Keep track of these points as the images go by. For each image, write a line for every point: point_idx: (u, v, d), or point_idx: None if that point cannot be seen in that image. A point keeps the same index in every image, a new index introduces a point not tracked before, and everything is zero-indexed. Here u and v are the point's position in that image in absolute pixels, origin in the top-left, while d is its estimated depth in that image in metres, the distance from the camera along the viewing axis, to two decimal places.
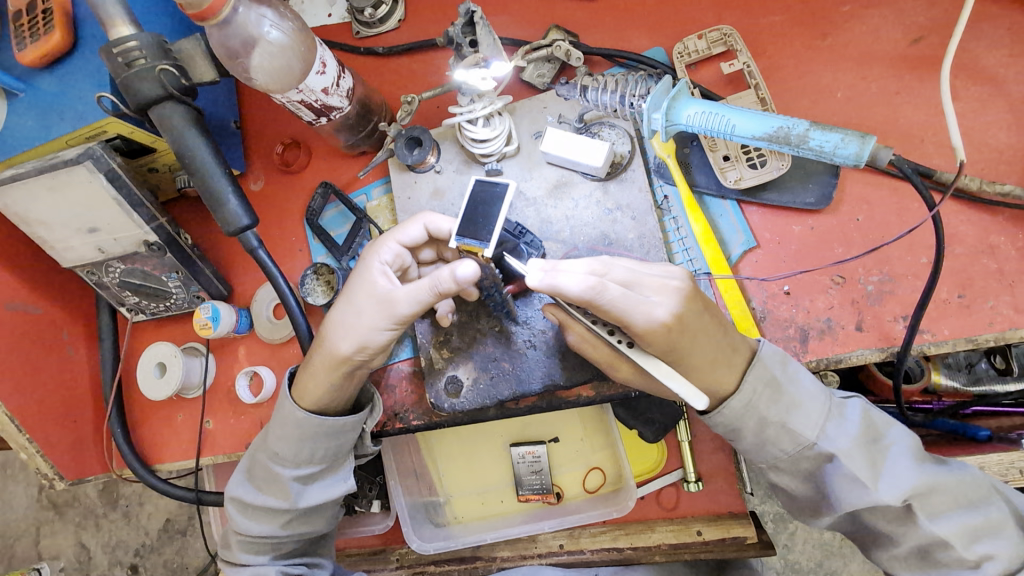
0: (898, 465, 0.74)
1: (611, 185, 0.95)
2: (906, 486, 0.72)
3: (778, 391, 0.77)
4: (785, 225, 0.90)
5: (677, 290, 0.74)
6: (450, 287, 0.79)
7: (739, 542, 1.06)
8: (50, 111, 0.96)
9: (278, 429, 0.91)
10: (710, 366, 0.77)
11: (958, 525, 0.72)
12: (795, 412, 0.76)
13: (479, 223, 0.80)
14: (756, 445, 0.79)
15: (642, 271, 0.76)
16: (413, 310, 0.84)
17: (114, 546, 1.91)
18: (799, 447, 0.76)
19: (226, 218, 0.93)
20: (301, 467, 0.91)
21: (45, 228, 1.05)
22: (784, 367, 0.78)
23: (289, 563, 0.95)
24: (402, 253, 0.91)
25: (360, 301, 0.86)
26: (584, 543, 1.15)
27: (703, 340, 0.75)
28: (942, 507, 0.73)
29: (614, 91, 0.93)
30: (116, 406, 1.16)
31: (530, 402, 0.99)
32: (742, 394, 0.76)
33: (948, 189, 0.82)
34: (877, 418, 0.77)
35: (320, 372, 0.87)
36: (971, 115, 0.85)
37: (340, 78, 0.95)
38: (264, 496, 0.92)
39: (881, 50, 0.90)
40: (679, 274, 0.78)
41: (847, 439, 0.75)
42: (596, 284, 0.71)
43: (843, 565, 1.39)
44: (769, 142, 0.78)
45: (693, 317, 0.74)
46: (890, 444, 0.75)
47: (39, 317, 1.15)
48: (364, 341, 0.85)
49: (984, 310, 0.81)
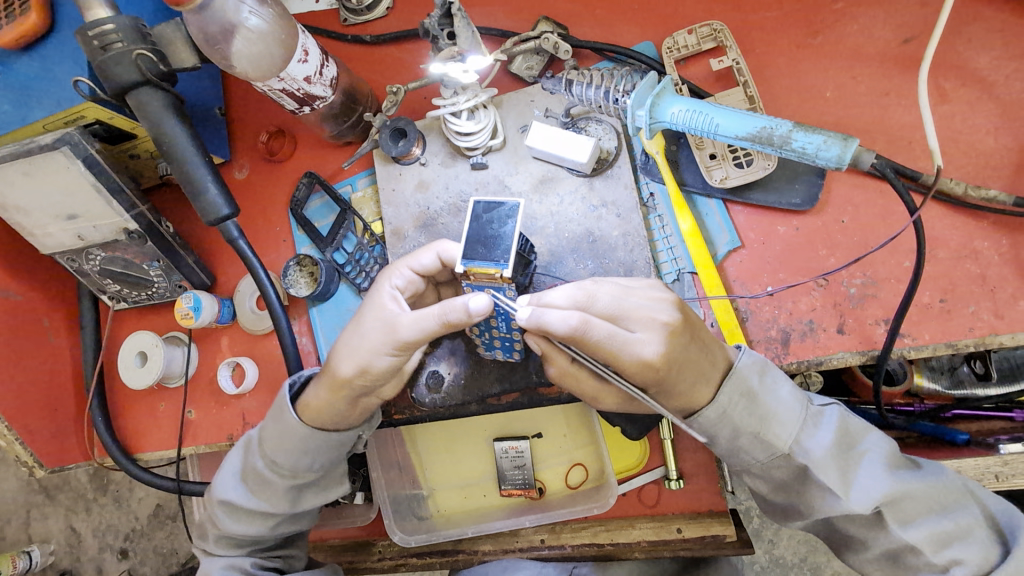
0: (871, 473, 0.73)
1: (597, 181, 0.94)
2: (877, 493, 0.72)
3: (753, 403, 0.76)
4: (770, 225, 0.89)
5: (664, 328, 0.72)
6: (460, 319, 0.74)
7: (718, 539, 1.07)
8: (25, 93, 0.93)
9: (270, 440, 0.89)
10: (691, 382, 0.75)
11: (927, 531, 0.73)
12: (769, 423, 0.76)
13: (489, 243, 0.73)
14: (729, 451, 0.79)
15: (626, 299, 0.74)
16: (415, 336, 0.78)
17: (105, 530, 1.92)
18: (772, 456, 0.76)
19: (204, 208, 0.92)
20: (297, 476, 0.90)
21: (22, 214, 1.03)
22: (761, 379, 0.77)
23: (264, 555, 0.96)
24: (415, 279, 0.87)
25: (366, 322, 0.83)
26: (565, 538, 1.15)
27: (689, 365, 0.74)
28: (914, 513, 0.73)
29: (599, 87, 0.91)
30: (97, 395, 1.15)
31: (511, 399, 0.99)
32: (717, 404, 0.76)
33: (931, 191, 0.81)
34: (853, 424, 0.77)
35: (323, 389, 0.85)
36: (959, 117, 0.85)
37: (323, 67, 0.94)
38: (253, 500, 0.91)
39: (871, 49, 0.89)
40: (668, 306, 0.74)
41: (821, 449, 0.74)
42: (579, 322, 0.70)
43: (826, 560, 1.42)
44: (752, 142, 0.77)
45: (680, 351, 0.73)
46: (865, 451, 0.75)
47: (19, 303, 1.14)
48: (365, 366, 0.82)
49: (964, 315, 0.81)
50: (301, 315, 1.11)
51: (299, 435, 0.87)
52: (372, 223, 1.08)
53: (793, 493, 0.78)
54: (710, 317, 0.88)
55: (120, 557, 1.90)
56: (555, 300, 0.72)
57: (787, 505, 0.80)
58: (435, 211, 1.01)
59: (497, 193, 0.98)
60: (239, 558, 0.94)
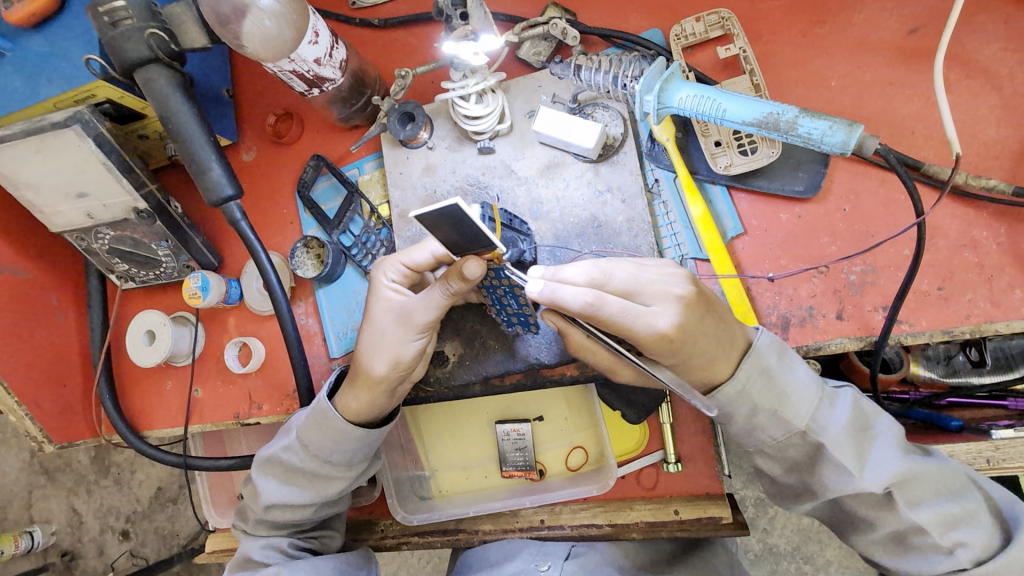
0: (884, 453, 0.76)
1: (602, 167, 0.96)
2: (889, 472, 0.74)
3: (771, 380, 0.77)
4: (773, 212, 0.91)
5: (679, 300, 0.73)
6: (460, 287, 0.77)
7: (715, 521, 1.09)
8: (37, 72, 0.94)
9: (312, 436, 0.91)
10: (711, 356, 0.76)
11: (934, 512, 0.75)
12: (787, 401, 0.77)
13: (471, 238, 0.68)
14: (745, 430, 0.80)
15: (642, 275, 0.75)
16: (431, 316, 0.83)
17: (106, 511, 1.94)
18: (787, 434, 0.78)
19: (209, 187, 0.93)
20: (335, 466, 0.93)
21: (33, 191, 1.04)
22: (779, 358, 0.78)
23: (301, 536, 1.00)
24: (410, 272, 0.87)
25: (380, 320, 0.87)
26: (564, 519, 1.17)
27: (707, 337, 0.75)
28: (922, 495, 0.75)
29: (608, 72, 0.91)
30: (105, 372, 1.17)
31: (515, 380, 1.01)
32: (736, 381, 0.77)
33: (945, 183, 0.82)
34: (866, 407, 0.79)
35: (362, 392, 0.88)
36: (963, 108, 0.86)
37: (333, 48, 0.94)
38: (292, 490, 0.94)
39: (877, 39, 0.90)
40: (682, 280, 0.75)
41: (836, 427, 0.76)
42: (594, 299, 0.70)
43: (817, 547, 1.46)
44: (759, 128, 0.78)
45: (696, 325, 0.73)
46: (877, 433, 0.77)
47: (29, 281, 1.15)
48: (396, 358, 0.86)
49: (961, 303, 0.82)
50: (307, 297, 1.12)
51: (344, 433, 0.90)
52: (379, 206, 1.09)
53: (806, 472, 0.80)
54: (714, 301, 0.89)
55: (122, 538, 1.93)
56: (571, 276, 0.73)
57: (799, 486, 0.81)
58: (442, 194, 1.02)
59: (503, 178, 0.99)
60: (279, 539, 0.97)
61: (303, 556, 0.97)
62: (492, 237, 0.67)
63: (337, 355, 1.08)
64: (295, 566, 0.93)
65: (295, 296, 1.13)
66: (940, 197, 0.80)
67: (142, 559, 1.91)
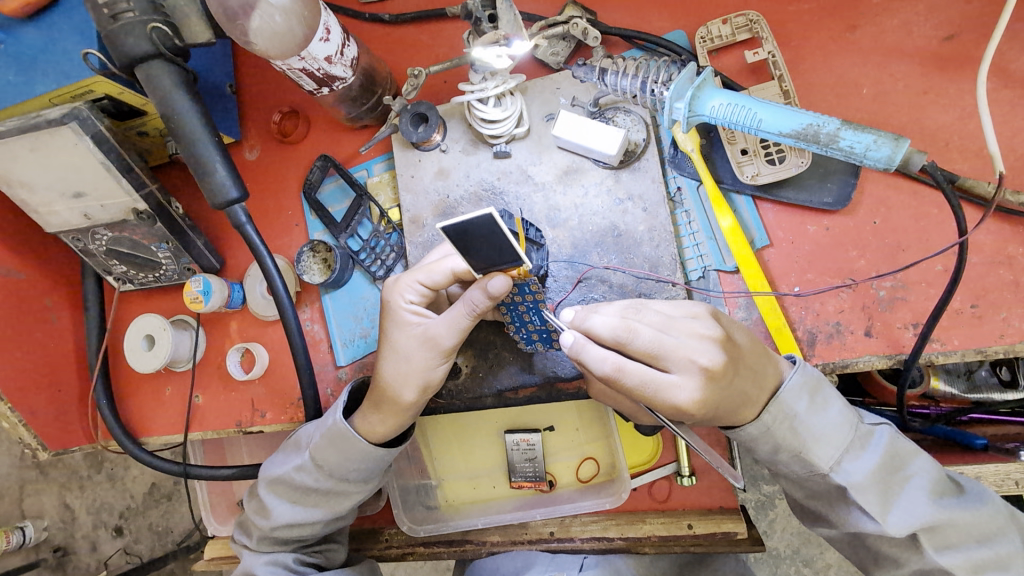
0: (912, 499, 0.74)
1: (624, 173, 0.92)
2: (916, 519, 0.73)
3: (796, 424, 0.74)
4: (800, 224, 0.88)
5: (703, 373, 0.68)
6: (484, 304, 0.75)
7: (728, 536, 1.06)
8: (31, 65, 0.89)
9: (328, 456, 0.88)
10: (732, 410, 0.72)
11: (964, 557, 0.73)
12: (814, 444, 0.74)
13: (499, 254, 0.68)
14: (768, 460, 0.79)
15: (668, 338, 0.70)
16: (455, 338, 0.81)
17: (99, 507, 1.90)
18: (810, 472, 0.76)
19: (214, 190, 0.89)
20: (351, 482, 0.90)
21: (27, 190, 1.00)
22: (810, 400, 0.75)
23: (306, 551, 0.97)
24: (428, 291, 0.84)
25: (402, 345, 0.84)
26: (575, 532, 1.14)
27: (733, 396, 0.71)
28: (952, 539, 0.74)
29: (635, 76, 0.87)
30: (101, 377, 1.13)
31: (529, 393, 0.98)
32: (761, 423, 0.74)
33: (989, 200, 0.79)
34: (903, 447, 0.76)
35: (387, 416, 0.86)
36: (998, 119, 0.83)
37: (344, 46, 0.90)
38: (303, 510, 0.91)
39: (911, 46, 0.87)
40: (711, 346, 0.69)
41: (862, 473, 0.74)
42: (614, 368, 0.68)
43: (819, 552, 1.45)
44: (796, 140, 0.75)
45: (719, 394, 0.69)
46: (911, 475, 0.75)
47: (22, 281, 1.11)
48: (426, 382, 0.84)
49: (995, 321, 0.80)
50: (313, 302, 1.09)
51: (364, 453, 0.87)
52: (389, 210, 1.05)
53: (826, 504, 0.78)
54: (742, 315, 0.88)
55: (115, 534, 1.89)
56: (602, 334, 0.70)
57: (817, 511, 0.80)
58: (455, 200, 0.99)
59: (519, 183, 0.96)
60: (284, 554, 0.94)
61: (308, 572, 0.94)
62: (522, 252, 0.66)
63: (344, 363, 1.05)
64: None
65: (300, 301, 1.09)
66: (985, 216, 0.76)
67: (136, 557, 1.88)
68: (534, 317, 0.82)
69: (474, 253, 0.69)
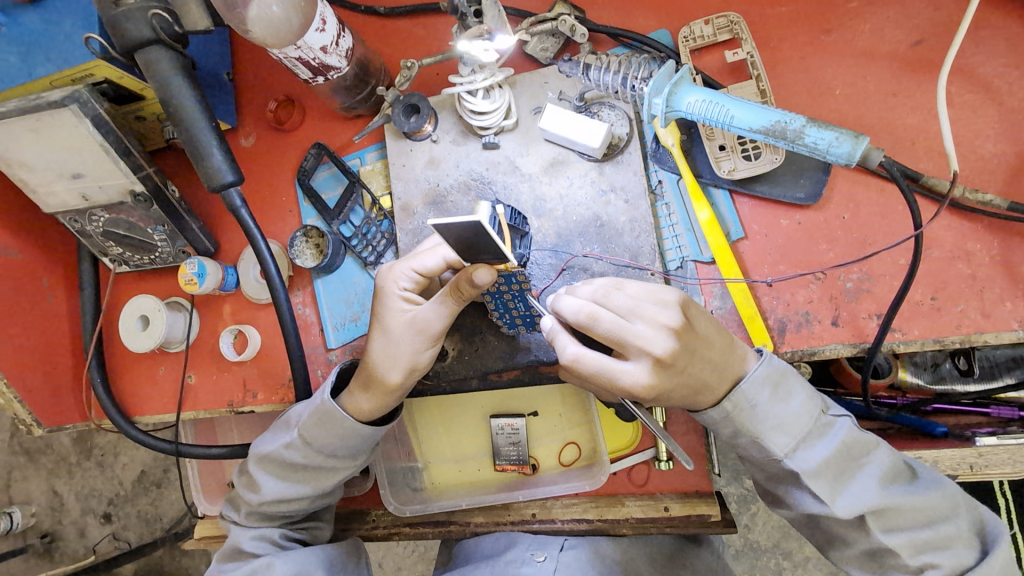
0: (864, 484, 0.78)
1: (607, 166, 0.96)
2: (864, 503, 0.76)
3: (756, 412, 0.78)
4: (773, 217, 0.92)
5: (655, 361, 0.72)
6: (468, 291, 0.79)
7: (703, 518, 1.10)
8: (33, 48, 0.92)
9: (316, 434, 0.91)
10: (690, 395, 0.76)
11: (908, 537, 0.77)
12: (772, 431, 0.78)
13: (484, 249, 0.71)
14: (730, 444, 0.84)
15: (630, 326, 0.73)
16: (442, 323, 0.85)
17: (88, 494, 1.92)
18: (766, 457, 0.80)
19: (210, 173, 0.91)
20: (338, 458, 0.94)
21: (27, 170, 1.02)
22: (773, 390, 0.78)
23: (292, 527, 1.00)
24: (418, 278, 0.87)
25: (390, 330, 0.87)
26: (556, 513, 1.17)
27: (689, 383, 0.75)
28: (899, 522, 0.78)
29: (616, 73, 0.93)
30: (96, 355, 1.15)
31: (513, 376, 1.01)
32: (721, 408, 0.78)
33: (945, 197, 0.84)
34: (862, 437, 0.80)
35: (368, 397, 0.89)
36: (962, 121, 0.87)
37: (339, 37, 0.93)
38: (291, 486, 0.94)
39: (882, 50, 0.91)
40: (667, 336, 0.72)
41: (815, 461, 0.78)
42: (573, 356, 0.73)
43: (797, 545, 1.50)
44: (765, 135, 0.79)
45: (675, 379, 0.73)
46: (866, 463, 0.79)
47: (19, 263, 1.13)
48: (412, 366, 0.87)
49: (953, 313, 0.84)
50: (305, 287, 1.12)
51: (352, 430, 0.90)
52: (381, 198, 1.08)
53: (783, 487, 0.82)
54: (717, 305, 0.92)
55: (104, 521, 1.92)
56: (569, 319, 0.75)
57: (775, 493, 0.85)
58: (445, 188, 1.02)
59: (507, 173, 0.99)
60: (270, 530, 0.97)
61: (294, 547, 0.98)
62: (506, 249, 0.70)
63: (336, 346, 1.08)
64: (291, 557, 0.94)
65: (292, 285, 1.12)
66: (939, 211, 0.81)
67: (124, 542, 1.90)
68: (523, 300, 0.85)
69: (461, 244, 0.72)
